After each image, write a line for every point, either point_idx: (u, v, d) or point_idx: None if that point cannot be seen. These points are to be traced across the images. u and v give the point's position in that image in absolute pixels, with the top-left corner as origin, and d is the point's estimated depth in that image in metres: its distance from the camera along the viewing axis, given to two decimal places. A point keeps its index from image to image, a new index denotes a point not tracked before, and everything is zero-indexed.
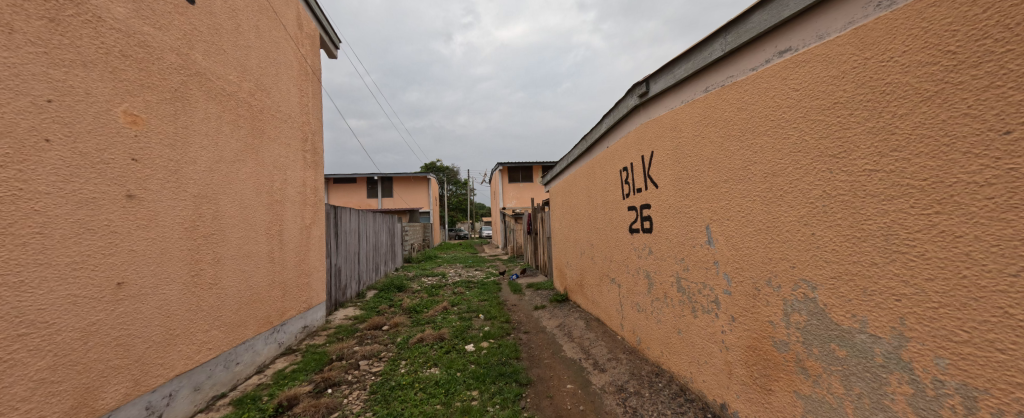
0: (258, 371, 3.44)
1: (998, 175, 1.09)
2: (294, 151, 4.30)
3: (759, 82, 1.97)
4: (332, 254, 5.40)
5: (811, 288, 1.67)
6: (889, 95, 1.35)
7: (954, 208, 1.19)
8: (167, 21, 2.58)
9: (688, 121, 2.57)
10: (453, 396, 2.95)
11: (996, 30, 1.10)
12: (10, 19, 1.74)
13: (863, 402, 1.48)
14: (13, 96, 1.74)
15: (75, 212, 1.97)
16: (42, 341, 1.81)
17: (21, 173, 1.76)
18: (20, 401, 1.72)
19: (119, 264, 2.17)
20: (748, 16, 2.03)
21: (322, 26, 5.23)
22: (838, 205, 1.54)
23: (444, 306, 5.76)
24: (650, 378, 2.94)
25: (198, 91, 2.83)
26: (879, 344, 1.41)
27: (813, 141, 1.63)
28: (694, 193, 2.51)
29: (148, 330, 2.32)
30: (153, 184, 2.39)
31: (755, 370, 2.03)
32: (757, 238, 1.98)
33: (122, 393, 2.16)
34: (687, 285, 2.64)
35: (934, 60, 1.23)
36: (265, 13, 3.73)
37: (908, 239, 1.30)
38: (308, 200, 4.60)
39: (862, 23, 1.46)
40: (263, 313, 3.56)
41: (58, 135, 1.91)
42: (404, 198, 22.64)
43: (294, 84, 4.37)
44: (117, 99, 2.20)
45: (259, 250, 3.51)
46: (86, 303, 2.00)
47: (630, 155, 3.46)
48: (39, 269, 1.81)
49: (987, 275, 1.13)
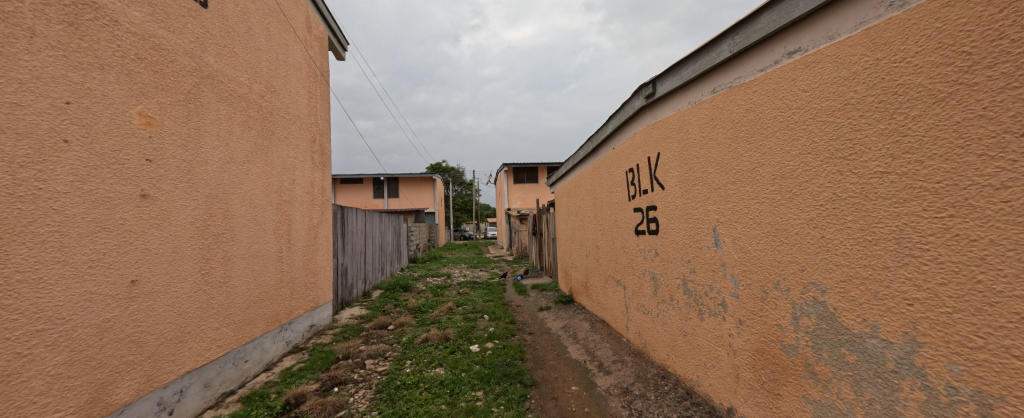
0: (267, 369, 3.49)
1: (1015, 178, 1.08)
2: (303, 151, 4.37)
3: (768, 83, 1.94)
4: (338, 254, 5.43)
5: (821, 291, 1.64)
6: (901, 97, 1.33)
7: (968, 211, 1.17)
8: (181, 24, 2.62)
9: (695, 122, 2.55)
10: (458, 396, 2.96)
11: (1013, 30, 1.08)
12: (31, 24, 1.80)
13: (874, 408, 1.45)
14: (34, 98, 1.80)
15: (90, 212, 2.01)
16: (60, 337, 1.85)
17: (40, 174, 1.80)
18: (37, 395, 1.76)
19: (134, 263, 2.21)
20: (757, 16, 2.02)
21: (331, 29, 5.33)
22: (849, 208, 1.51)
23: (449, 306, 5.79)
24: (655, 381, 2.92)
25: (209, 92, 2.88)
26: (890, 350, 1.39)
27: (823, 143, 1.61)
28: (701, 195, 2.50)
29: (161, 327, 2.36)
30: (166, 184, 2.44)
31: (763, 374, 2.01)
32: (764, 240, 1.97)
33: (135, 389, 2.20)
34: (693, 288, 2.62)
35: (949, 60, 1.21)
36: (275, 16, 3.78)
37: (919, 242, 1.28)
38: (317, 200, 4.66)
39: (874, 23, 1.45)
40: (271, 312, 3.61)
41: (76, 136, 1.96)
42: (410, 199, 22.89)
43: (304, 86, 4.43)
44: (133, 100, 2.25)
45: (268, 249, 3.55)
46: (101, 300, 2.04)
47: (636, 156, 3.45)
48: (57, 267, 1.86)
49: (1002, 280, 1.11)
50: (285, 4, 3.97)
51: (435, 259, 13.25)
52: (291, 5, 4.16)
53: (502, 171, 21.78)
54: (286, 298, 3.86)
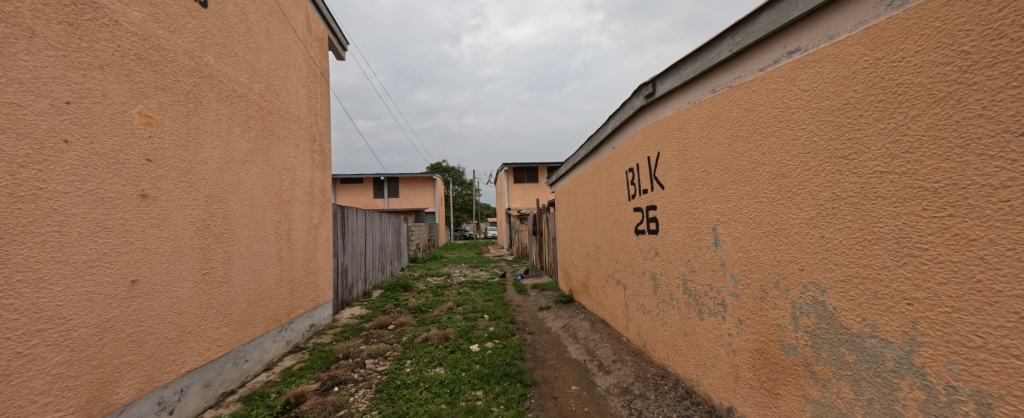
0: (267, 368, 3.49)
1: (1014, 177, 1.08)
2: (303, 151, 4.37)
3: (768, 82, 1.94)
4: (338, 254, 5.43)
5: (821, 291, 1.65)
6: (901, 96, 1.33)
7: (968, 211, 1.17)
8: (180, 24, 2.63)
9: (695, 121, 2.55)
10: (458, 396, 2.97)
11: (1012, 29, 1.08)
12: (31, 24, 1.80)
13: (874, 408, 1.45)
14: (34, 98, 1.80)
15: (91, 212, 2.01)
16: (60, 337, 1.86)
17: (40, 173, 1.81)
18: (38, 394, 1.77)
19: (134, 263, 2.21)
20: (757, 16, 2.02)
21: (331, 29, 5.33)
22: (848, 208, 1.51)
23: (449, 306, 5.78)
24: (655, 381, 2.92)
25: (209, 92, 2.88)
26: (890, 349, 1.39)
27: (823, 143, 1.61)
28: (701, 195, 2.49)
29: (161, 327, 2.37)
30: (166, 184, 2.44)
31: (763, 374, 2.01)
32: (764, 240, 1.97)
33: (135, 389, 2.21)
34: (693, 288, 2.62)
35: (948, 60, 1.21)
36: (275, 16, 3.78)
37: (919, 242, 1.28)
38: (317, 199, 4.66)
39: (873, 23, 1.45)
40: (271, 311, 3.61)
41: (76, 136, 1.96)
42: (410, 199, 22.90)
43: (304, 86, 4.44)
44: (133, 100, 2.25)
45: (268, 249, 3.56)
46: (102, 300, 2.05)
47: (636, 156, 3.45)
48: (58, 267, 1.86)
49: (1002, 280, 1.11)
50: (285, 4, 3.97)
51: (435, 259, 13.25)
52: (291, 5, 4.16)
53: (501, 171, 21.80)
54: (286, 298, 3.86)
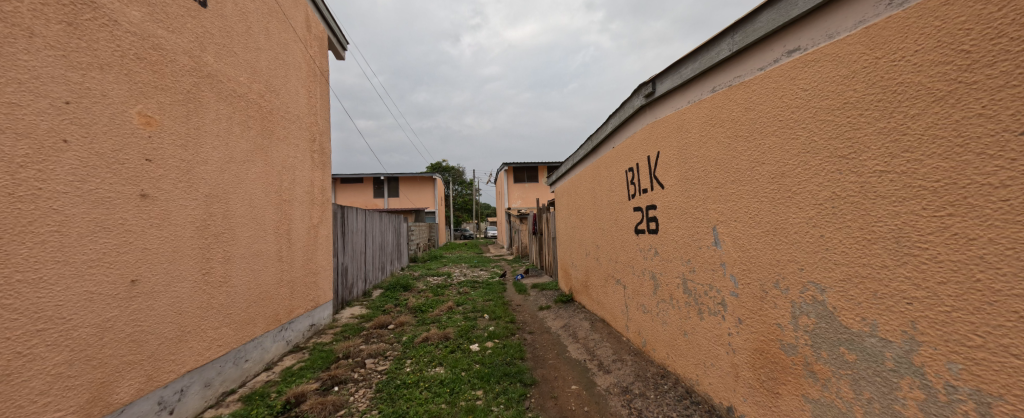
0: (267, 368, 3.49)
1: (1014, 176, 1.08)
2: (303, 151, 4.37)
3: (768, 82, 1.94)
4: (338, 254, 5.43)
5: (820, 290, 1.65)
6: (901, 95, 1.33)
7: (968, 210, 1.17)
8: (180, 24, 2.63)
9: (695, 121, 2.55)
10: (458, 395, 2.97)
11: (1012, 28, 1.08)
12: (30, 23, 1.80)
13: (873, 407, 1.45)
14: (33, 98, 1.80)
15: (91, 211, 2.01)
16: (60, 337, 1.86)
17: (40, 173, 1.81)
18: (38, 394, 1.77)
19: (134, 263, 2.21)
20: (757, 15, 2.01)
21: (331, 29, 5.33)
22: (848, 207, 1.51)
23: (449, 306, 5.78)
24: (655, 380, 2.92)
25: (209, 92, 2.88)
26: (889, 348, 1.39)
27: (823, 142, 1.61)
28: (700, 194, 2.49)
29: (161, 327, 2.37)
30: (166, 184, 2.44)
31: (763, 373, 2.02)
32: (764, 240, 1.97)
33: (135, 388, 2.21)
34: (693, 288, 2.62)
35: (948, 59, 1.21)
36: (275, 16, 3.78)
37: (919, 241, 1.28)
38: (317, 199, 4.66)
39: (873, 22, 1.44)
40: (272, 311, 3.61)
41: (76, 136, 1.96)
42: (410, 199, 22.90)
43: (303, 86, 4.43)
44: (133, 100, 2.25)
45: (268, 249, 3.56)
46: (102, 300, 2.05)
47: (636, 155, 3.44)
48: (57, 267, 1.86)
49: (1001, 279, 1.11)
50: (284, 3, 3.97)
51: (435, 259, 13.26)
52: (291, 4, 4.16)
53: (501, 171, 21.81)
54: (285, 298, 3.86)
